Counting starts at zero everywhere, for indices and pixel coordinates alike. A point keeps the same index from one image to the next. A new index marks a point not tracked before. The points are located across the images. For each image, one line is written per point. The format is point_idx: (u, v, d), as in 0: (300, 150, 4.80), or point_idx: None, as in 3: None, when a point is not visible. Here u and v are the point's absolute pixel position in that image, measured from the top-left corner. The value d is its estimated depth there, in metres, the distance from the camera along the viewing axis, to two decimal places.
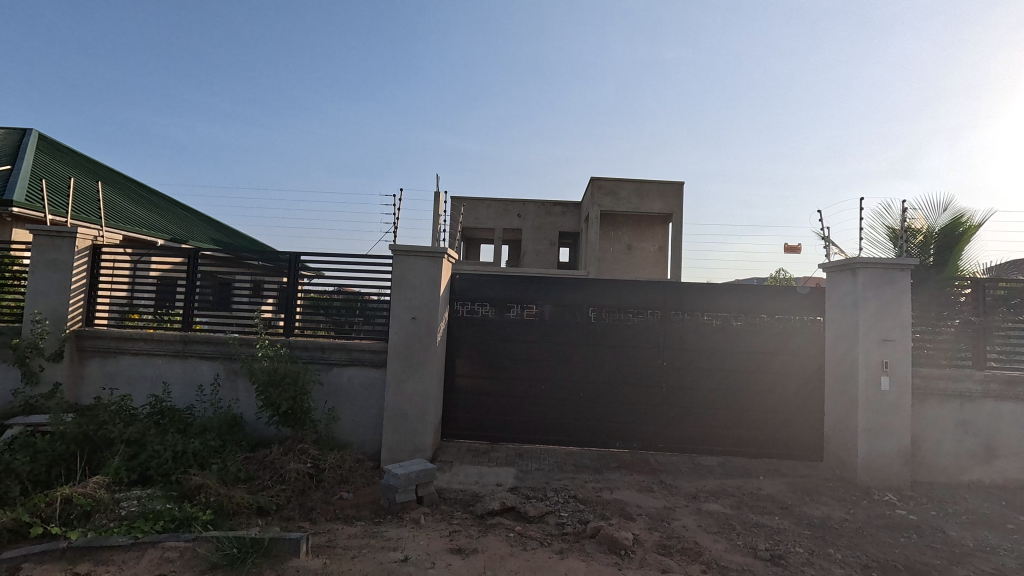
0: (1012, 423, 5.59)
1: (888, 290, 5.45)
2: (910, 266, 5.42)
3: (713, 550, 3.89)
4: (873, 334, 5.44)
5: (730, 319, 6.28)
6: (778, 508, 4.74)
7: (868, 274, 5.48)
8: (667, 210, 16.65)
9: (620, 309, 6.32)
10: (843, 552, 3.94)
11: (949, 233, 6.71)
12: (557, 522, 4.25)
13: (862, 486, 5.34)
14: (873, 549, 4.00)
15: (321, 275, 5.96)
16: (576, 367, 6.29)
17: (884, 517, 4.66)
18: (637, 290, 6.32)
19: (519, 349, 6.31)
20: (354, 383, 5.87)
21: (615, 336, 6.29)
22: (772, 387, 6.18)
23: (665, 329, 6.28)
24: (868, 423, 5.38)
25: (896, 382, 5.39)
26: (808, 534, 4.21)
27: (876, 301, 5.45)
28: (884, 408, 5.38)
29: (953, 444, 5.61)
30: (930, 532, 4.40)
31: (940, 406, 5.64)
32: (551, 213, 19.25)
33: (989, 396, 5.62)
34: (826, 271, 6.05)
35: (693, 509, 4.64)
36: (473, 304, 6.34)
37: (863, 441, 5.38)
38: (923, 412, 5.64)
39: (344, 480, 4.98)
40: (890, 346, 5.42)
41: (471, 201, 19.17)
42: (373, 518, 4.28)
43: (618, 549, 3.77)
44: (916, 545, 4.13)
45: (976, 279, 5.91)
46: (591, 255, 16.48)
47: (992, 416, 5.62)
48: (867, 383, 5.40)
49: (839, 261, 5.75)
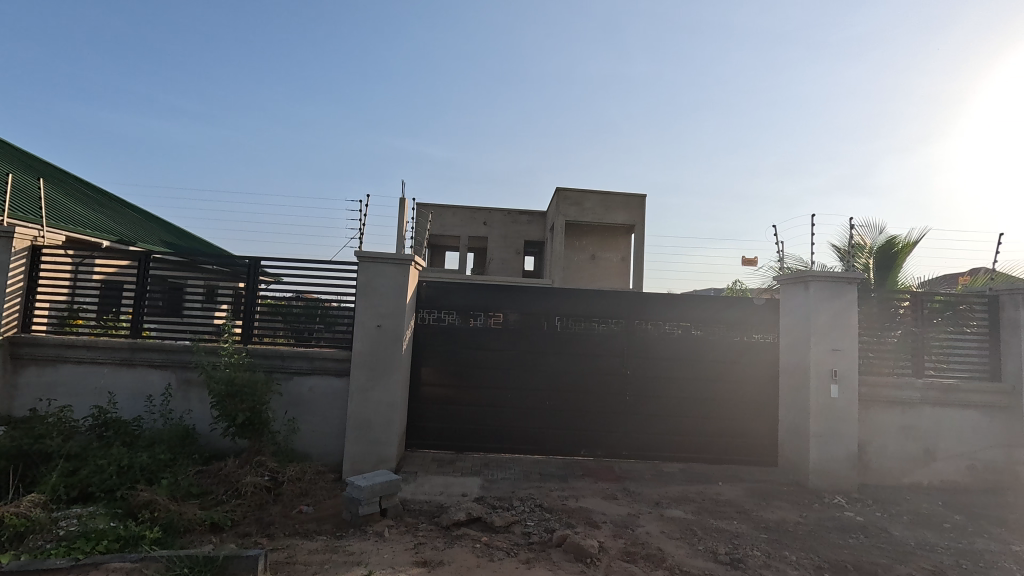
0: (948, 427, 5.99)
1: (835, 302, 5.77)
2: (856, 280, 5.75)
3: (676, 555, 3.97)
4: (824, 344, 5.73)
5: (692, 328, 6.47)
6: (737, 513, 4.89)
7: (819, 286, 5.77)
8: (630, 222, 17.03)
9: (585, 317, 6.41)
10: (797, 553, 4.10)
11: (887, 252, 7.22)
12: (524, 532, 4.25)
13: (813, 489, 5.59)
14: (824, 551, 4.18)
15: (280, 281, 5.79)
16: (543, 375, 6.32)
17: (834, 519, 4.88)
18: (602, 300, 6.42)
19: (485, 358, 6.30)
20: (316, 393, 5.71)
21: (581, 344, 6.37)
22: (731, 395, 6.39)
23: (630, 338, 6.40)
24: (819, 428, 5.65)
25: (845, 388, 5.68)
26: (765, 538, 4.36)
27: (827, 311, 5.75)
28: (834, 414, 5.66)
29: (896, 448, 5.94)
30: (876, 532, 4.63)
31: (884, 412, 5.97)
32: (517, 221, 19.35)
33: (928, 403, 5.99)
34: (779, 282, 6.32)
35: (656, 516, 4.74)
36: (439, 313, 6.30)
37: (814, 445, 5.64)
38: (869, 418, 5.96)
39: (304, 494, 4.81)
40: (839, 355, 5.72)
41: (437, 208, 19.10)
42: (335, 532, 4.16)
43: (584, 557, 3.80)
44: (863, 545, 4.34)
45: (916, 292, 6.31)
46: (556, 264, 16.63)
47: (931, 421, 5.99)
48: (818, 390, 5.67)
49: (792, 273, 6.04)
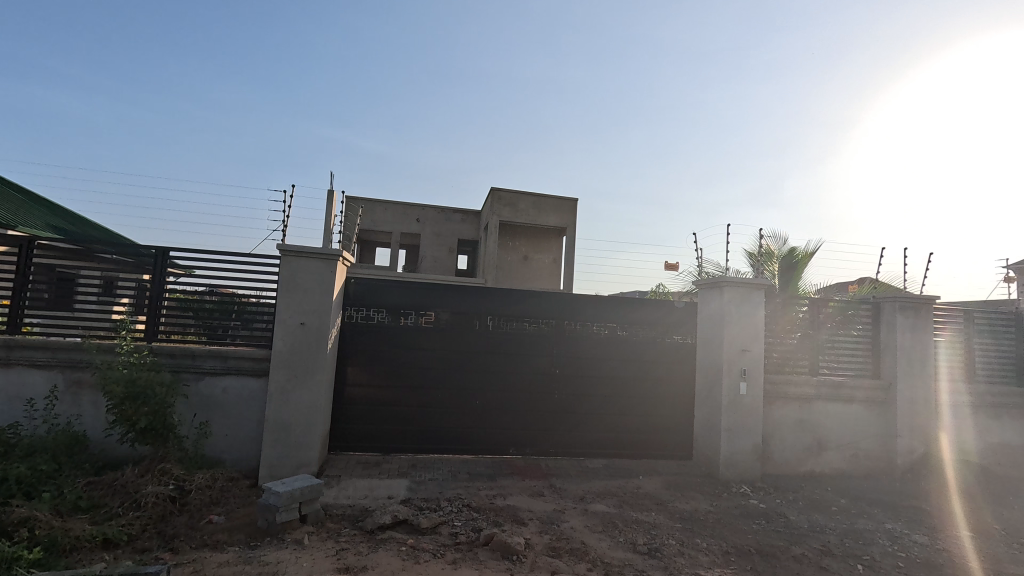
0: (837, 420, 6.67)
1: (746, 306, 6.24)
2: (764, 286, 6.25)
3: (598, 548, 4.12)
4: (735, 345, 6.18)
5: (618, 329, 6.73)
6: (654, 504, 5.16)
7: (732, 291, 6.22)
8: (562, 224, 17.43)
9: (517, 317, 6.48)
10: (707, 540, 4.39)
11: (790, 261, 7.93)
12: (451, 532, 4.22)
13: (723, 480, 6.01)
14: (731, 536, 4.50)
15: (192, 274, 5.37)
16: (473, 375, 6.32)
17: (740, 507, 5.28)
18: (534, 300, 6.52)
19: (415, 357, 6.19)
20: (230, 395, 5.34)
21: (512, 344, 6.43)
22: (652, 393, 6.72)
23: (559, 338, 6.56)
24: (729, 423, 6.08)
25: (752, 386, 6.16)
26: (679, 527, 4.63)
27: (738, 314, 6.21)
28: (742, 410, 6.12)
29: (793, 440, 6.53)
30: (775, 517, 5.06)
31: (785, 407, 6.53)
32: (451, 220, 19.17)
33: (820, 398, 6.63)
34: (697, 287, 6.74)
35: (581, 510, 4.89)
36: (368, 311, 6.11)
37: (724, 439, 6.06)
38: (772, 413, 6.50)
39: (214, 503, 4.48)
40: (747, 355, 6.19)
41: (368, 203, 18.53)
42: (248, 542, 3.91)
43: (510, 555, 3.84)
44: (764, 530, 4.73)
45: (813, 298, 6.96)
46: (489, 264, 16.68)
47: (823, 415, 6.63)
48: (729, 387, 6.11)
49: (708, 278, 6.46)
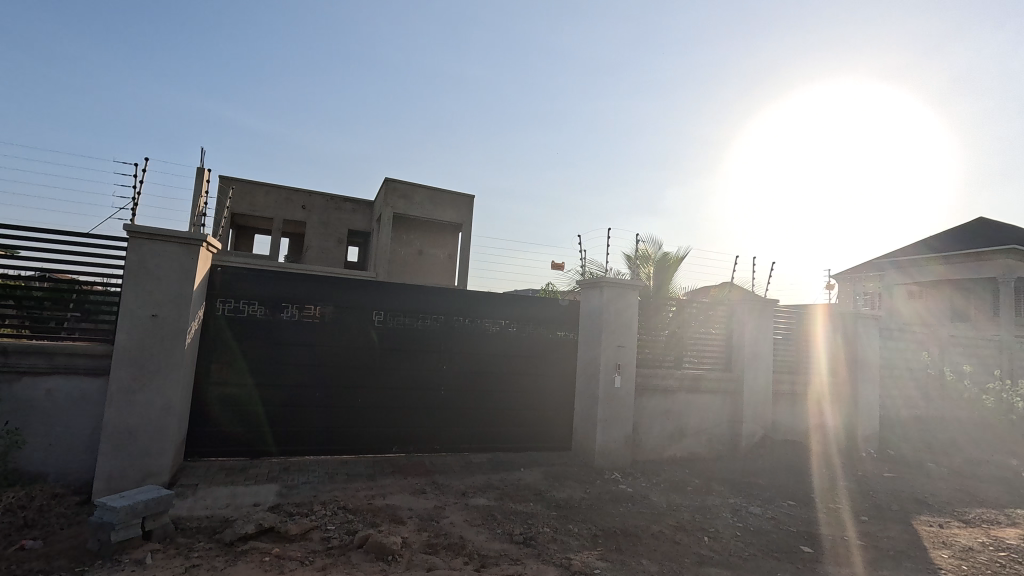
0: (696, 409, 7.43)
1: (622, 305, 6.71)
2: (638, 287, 6.76)
3: (475, 541, 4.17)
4: (612, 342, 6.61)
5: (506, 325, 6.86)
6: (533, 495, 5.35)
7: (610, 291, 6.64)
8: (458, 220, 17.37)
9: (404, 312, 6.33)
10: (579, 525, 4.65)
11: (662, 264, 8.71)
12: (322, 537, 4.01)
13: (597, 468, 6.42)
14: (600, 520, 4.82)
15: (14, 256, 4.50)
16: (356, 371, 6.06)
17: (610, 492, 5.67)
18: (423, 295, 6.41)
19: (291, 353, 5.77)
20: (56, 398, 4.57)
21: (399, 339, 6.27)
22: (536, 387, 6.96)
23: (448, 334, 6.52)
24: (604, 414, 6.49)
25: (625, 379, 6.64)
26: (554, 515, 4.85)
27: (616, 313, 6.66)
28: (616, 402, 6.57)
29: (659, 428, 7.15)
30: (640, 500, 5.51)
31: (653, 398, 7.13)
32: (341, 209, 18.20)
33: (683, 390, 7.34)
34: (580, 286, 7.10)
35: (461, 505, 4.91)
36: (237, 302, 5.58)
37: (600, 429, 6.47)
38: (642, 404, 7.06)
39: (29, 526, 3.80)
40: (622, 351, 6.66)
41: (246, 185, 16.94)
42: (73, 568, 3.37)
43: (385, 556, 3.75)
44: (629, 512, 5.12)
45: (679, 299, 7.67)
46: (381, 257, 16.10)
47: (684, 404, 7.35)
48: (605, 381, 6.52)
49: (590, 278, 6.83)
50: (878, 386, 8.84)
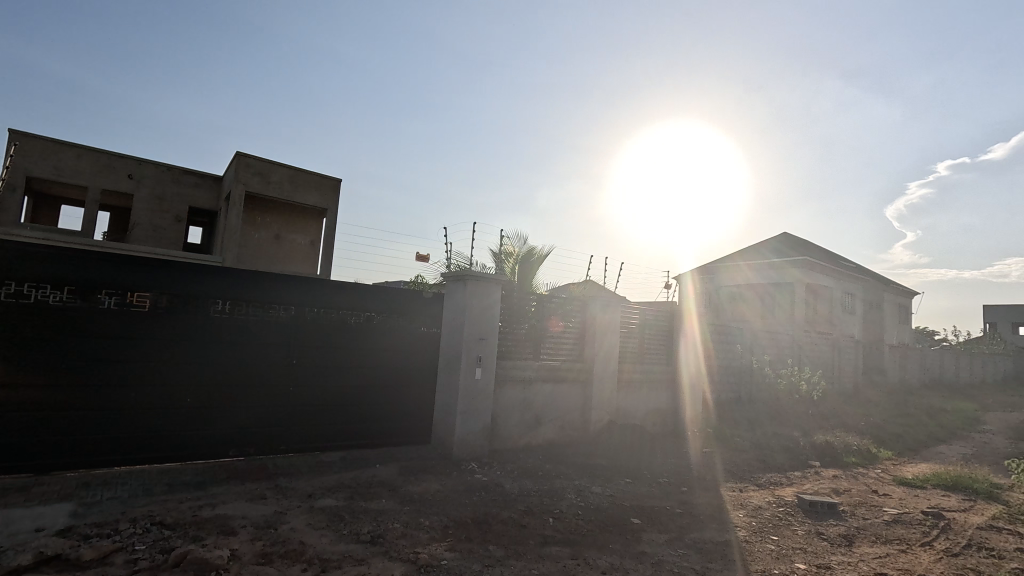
0: (551, 398, 7.86)
1: (485, 299, 6.83)
2: (501, 281, 6.94)
3: (317, 545, 3.92)
4: (474, 334, 6.69)
5: (366, 317, 6.56)
6: (386, 491, 5.21)
7: (473, 284, 6.72)
8: (322, 205, 16.23)
9: (249, 301, 5.72)
10: (431, 518, 4.63)
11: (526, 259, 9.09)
12: (127, 560, 3.45)
13: (455, 460, 6.46)
14: (452, 511, 4.85)
15: None
16: (186, 368, 5.32)
17: (466, 482, 5.75)
18: (272, 283, 5.85)
19: (98, 347, 4.88)
20: None
21: (241, 331, 5.64)
22: (397, 381, 6.78)
23: (301, 326, 6.04)
24: (464, 407, 6.55)
25: (486, 372, 6.77)
26: (406, 510, 4.77)
27: (478, 306, 6.75)
28: (476, 394, 6.67)
29: (517, 417, 7.43)
30: (494, 488, 5.67)
31: (512, 389, 7.39)
32: (181, 182, 15.90)
33: (540, 380, 7.72)
34: (445, 279, 7.06)
35: (305, 508, 4.60)
36: (21, 286, 4.56)
37: (459, 421, 6.52)
38: (501, 395, 7.27)
39: None
40: (483, 344, 6.78)
41: (49, 144, 13.98)
42: None
43: (207, 572, 3.35)
44: (482, 500, 5.24)
45: (540, 295, 8.01)
46: (229, 239, 14.42)
47: (541, 394, 7.74)
48: (466, 374, 6.58)
49: (455, 271, 6.83)
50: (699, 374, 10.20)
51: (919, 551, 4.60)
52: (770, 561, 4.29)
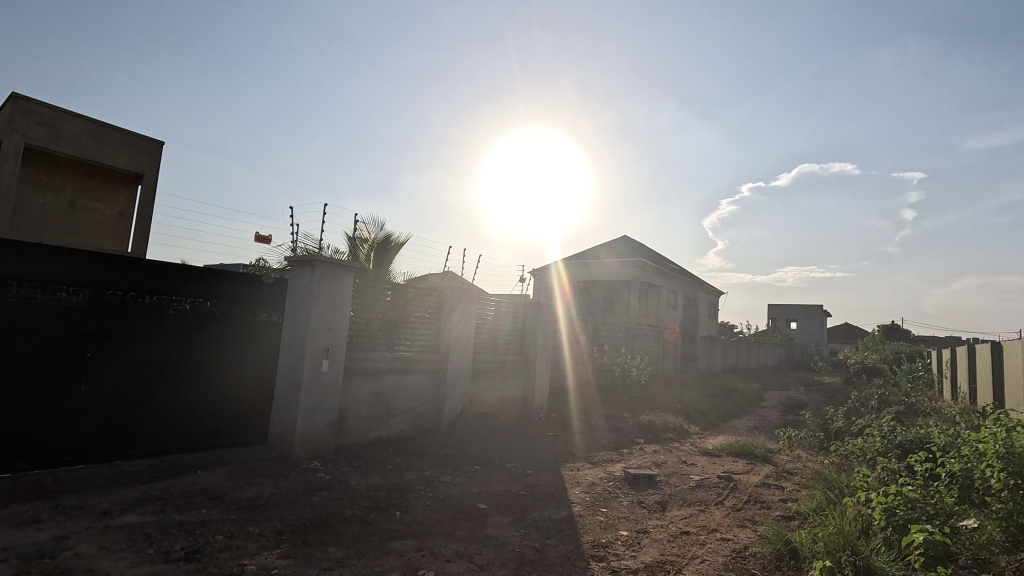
0: (404, 390, 7.69)
1: (335, 286, 6.41)
2: (354, 269, 6.57)
3: (111, 571, 3.31)
4: (321, 324, 6.24)
5: (191, 303, 5.71)
6: (208, 500, 4.60)
7: (322, 270, 6.25)
8: None
9: (23, 280, 4.59)
10: (262, 525, 4.21)
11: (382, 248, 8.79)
12: None
13: (294, 459, 5.97)
14: (288, 515, 4.47)
15: None
16: None
17: (306, 482, 5.35)
18: (59, 259, 4.77)
19: None
20: None
21: (10, 317, 4.50)
22: (227, 376, 6.02)
23: (100, 312, 5.03)
24: (307, 402, 6.08)
25: (333, 364, 6.36)
26: (232, 519, 4.27)
27: (326, 294, 6.29)
28: (321, 387, 6.23)
29: (366, 411, 7.13)
30: (337, 486, 5.36)
31: (362, 381, 7.06)
32: None
33: (392, 372, 7.50)
34: (289, 263, 6.46)
35: (98, 529, 3.85)
36: None
37: (301, 418, 6.03)
38: (350, 388, 6.91)
39: None
40: (332, 334, 6.35)
41: None
42: None
43: None
44: (324, 500, 4.92)
45: (396, 284, 7.74)
46: None
47: (393, 386, 7.52)
48: (311, 366, 6.11)
49: (301, 255, 6.28)
50: (541, 369, 10.43)
51: (714, 510, 5.47)
52: (599, 531, 4.73)
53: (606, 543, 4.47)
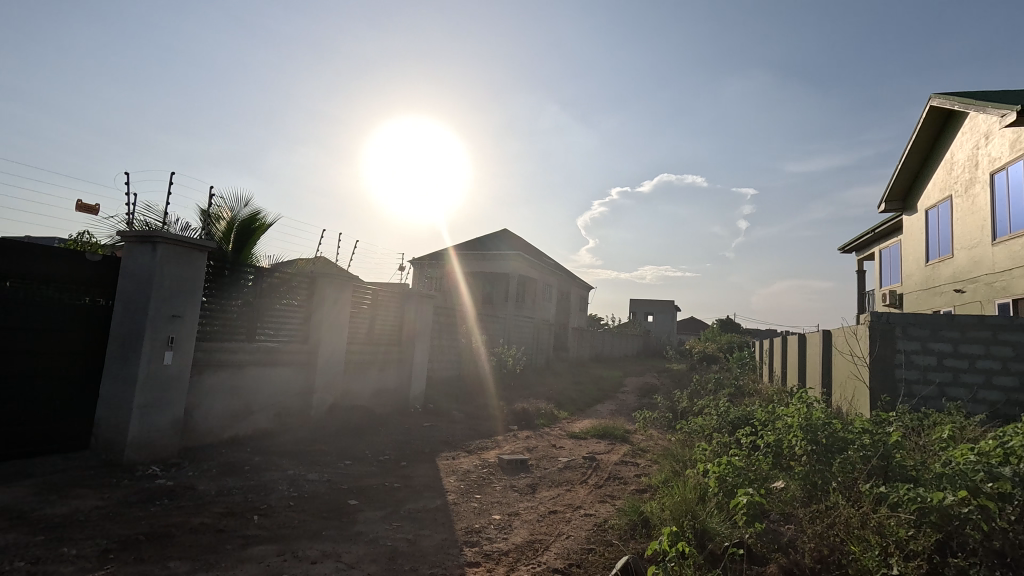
0: (265, 384, 7.05)
1: (183, 267, 5.64)
2: (207, 249, 5.85)
3: None
4: (164, 310, 5.44)
5: None
6: (3, 521, 3.78)
7: (167, 249, 5.46)
8: None
9: None
10: (81, 545, 3.57)
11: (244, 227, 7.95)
12: None
13: (126, 465, 5.16)
14: (117, 530, 3.86)
15: None
16: None
17: (141, 491, 4.65)
18: None
19: None
20: None
21: None
22: (33, 370, 4.98)
23: None
24: (144, 399, 5.27)
25: (179, 355, 5.61)
26: (39, 541, 3.56)
27: (172, 276, 5.51)
28: (163, 382, 5.46)
29: (220, 408, 6.40)
30: (182, 492, 4.75)
31: (215, 375, 6.33)
32: None
33: (252, 364, 6.83)
34: (123, 239, 5.53)
35: None
36: None
37: (136, 418, 5.22)
38: (199, 382, 6.15)
39: None
40: (178, 322, 5.58)
41: None
42: None
43: None
44: (164, 509, 4.32)
45: (259, 267, 7.02)
46: None
47: (253, 379, 6.86)
48: (149, 358, 5.31)
49: (139, 231, 5.41)
50: (414, 353, 10.10)
51: (579, 488, 5.87)
52: (473, 517, 4.81)
53: (479, 528, 4.56)
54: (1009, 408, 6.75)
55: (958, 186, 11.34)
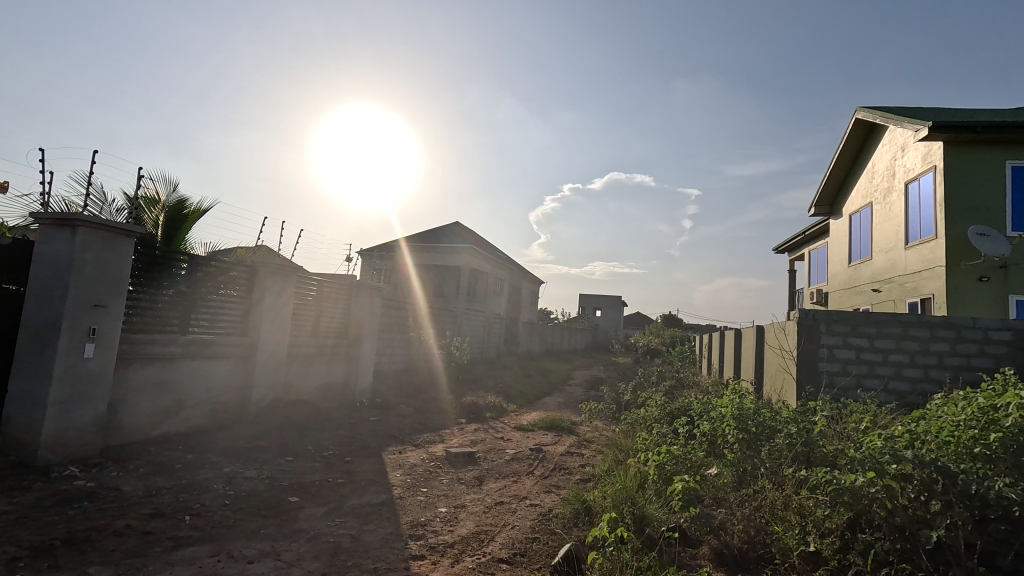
0: (200, 378, 6.68)
1: (106, 253, 5.24)
2: (134, 234, 5.47)
3: None
4: (85, 299, 5.05)
5: None
6: None
7: (88, 233, 5.05)
8: None
9: None
10: None
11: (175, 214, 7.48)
12: None
13: (39, 467, 4.76)
14: (28, 536, 3.56)
15: None
16: None
17: (57, 494, 4.31)
18: None
19: None
20: None
21: None
22: None
23: None
24: (61, 396, 4.88)
25: (102, 348, 5.22)
26: None
27: (94, 263, 5.12)
28: (83, 377, 5.07)
29: (148, 404, 6.02)
30: (104, 494, 4.44)
31: (143, 368, 5.93)
32: None
33: (185, 357, 6.45)
34: (37, 222, 5.08)
35: None
36: None
37: (51, 415, 4.82)
38: (125, 377, 5.75)
39: None
40: (100, 312, 5.20)
41: None
42: None
43: None
44: (83, 512, 4.03)
45: (194, 255, 6.63)
46: None
47: (185, 373, 6.48)
48: (67, 351, 4.91)
49: (57, 213, 4.98)
50: (366, 350, 9.99)
51: (525, 479, 5.96)
52: (419, 511, 4.78)
53: (425, 522, 4.53)
54: (915, 397, 7.44)
55: (877, 194, 12.27)
